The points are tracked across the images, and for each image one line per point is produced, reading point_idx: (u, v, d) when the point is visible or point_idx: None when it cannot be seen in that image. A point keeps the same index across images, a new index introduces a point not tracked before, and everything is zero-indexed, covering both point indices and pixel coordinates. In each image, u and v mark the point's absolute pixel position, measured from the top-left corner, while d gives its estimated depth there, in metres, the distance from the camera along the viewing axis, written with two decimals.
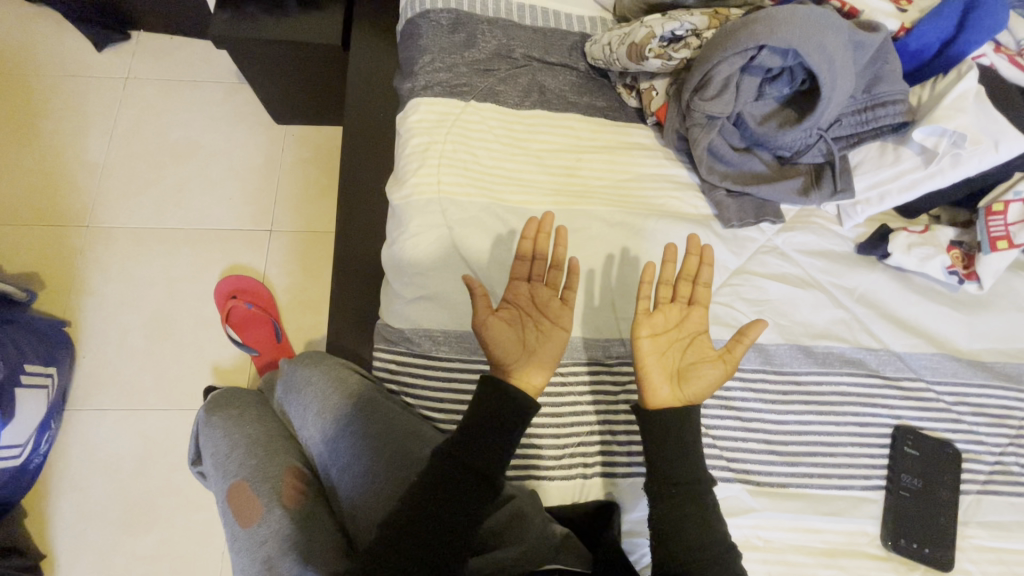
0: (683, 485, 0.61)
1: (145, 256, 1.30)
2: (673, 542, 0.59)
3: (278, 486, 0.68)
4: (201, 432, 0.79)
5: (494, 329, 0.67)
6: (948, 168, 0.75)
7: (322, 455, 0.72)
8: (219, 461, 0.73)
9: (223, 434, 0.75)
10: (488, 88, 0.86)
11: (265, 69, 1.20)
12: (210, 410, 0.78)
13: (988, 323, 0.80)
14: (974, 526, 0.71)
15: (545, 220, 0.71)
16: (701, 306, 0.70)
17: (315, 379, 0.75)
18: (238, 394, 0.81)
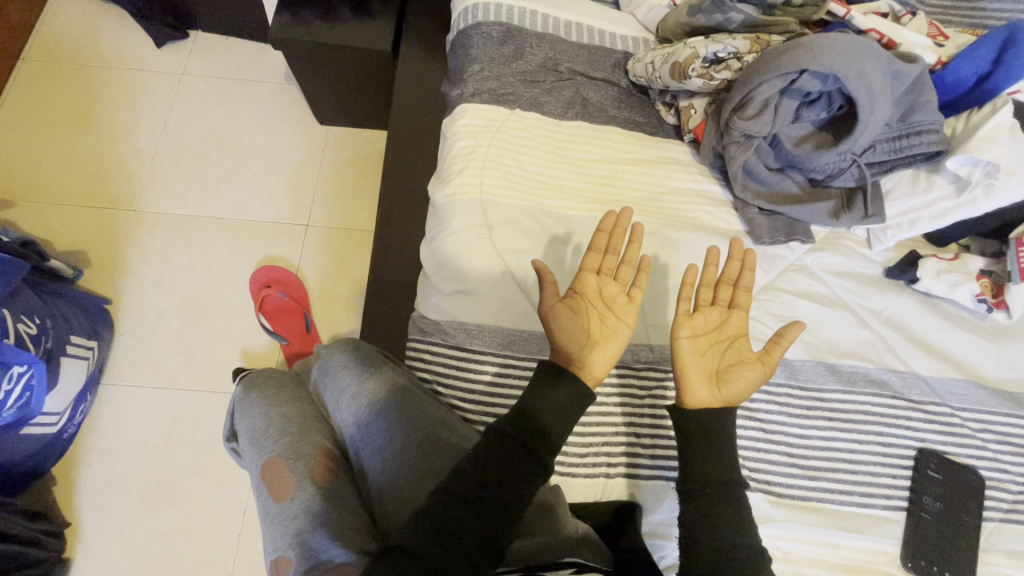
0: (712, 484, 0.62)
1: (186, 242, 1.36)
2: (706, 540, 0.60)
3: (311, 464, 0.70)
4: (237, 409, 0.81)
5: (560, 317, 0.70)
6: (980, 198, 0.76)
7: (355, 437, 0.73)
8: (254, 437, 0.75)
9: (259, 411, 0.77)
10: (534, 98, 0.90)
11: (316, 71, 1.26)
12: (247, 388, 0.81)
13: (1015, 354, 0.80)
14: (995, 553, 0.71)
15: (623, 215, 0.73)
16: (742, 310, 0.72)
17: (353, 362, 0.77)
18: (274, 374, 0.84)
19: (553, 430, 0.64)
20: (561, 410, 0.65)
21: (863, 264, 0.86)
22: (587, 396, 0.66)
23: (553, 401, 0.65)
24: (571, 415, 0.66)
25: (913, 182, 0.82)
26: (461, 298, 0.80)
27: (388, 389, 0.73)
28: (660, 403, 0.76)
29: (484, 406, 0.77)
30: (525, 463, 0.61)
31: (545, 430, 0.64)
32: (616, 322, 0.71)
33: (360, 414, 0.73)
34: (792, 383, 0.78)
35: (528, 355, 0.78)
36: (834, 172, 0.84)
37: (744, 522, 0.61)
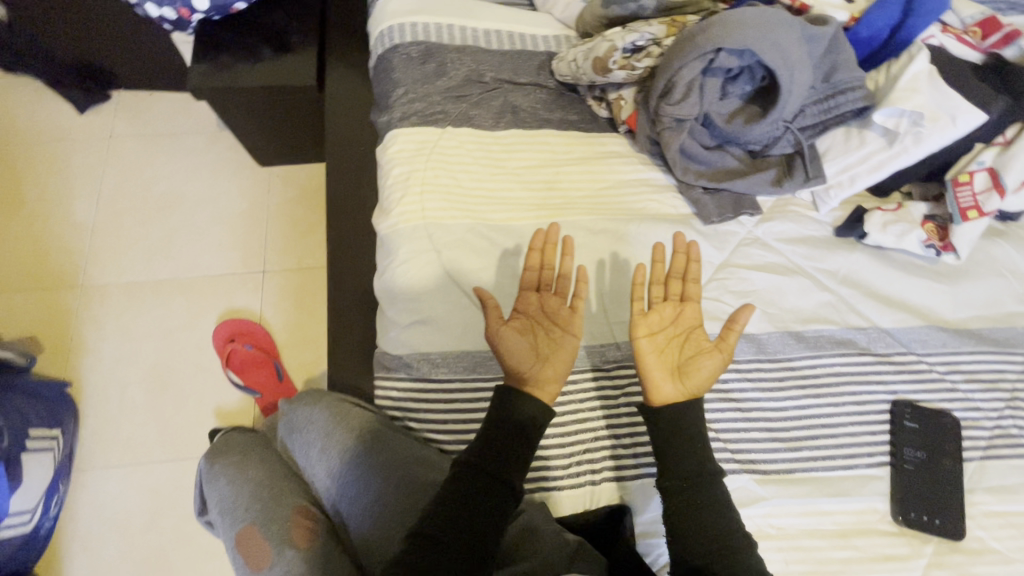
0: (687, 479, 0.62)
1: (141, 309, 1.31)
2: (692, 539, 0.60)
3: (288, 526, 0.68)
4: (204, 483, 0.79)
5: (506, 339, 0.70)
6: (911, 147, 0.77)
7: (329, 490, 0.72)
8: (225, 509, 0.73)
9: (226, 483, 0.75)
10: (463, 114, 0.89)
11: (244, 114, 1.22)
12: (212, 460, 0.79)
13: (970, 292, 0.82)
14: (980, 493, 0.72)
15: (551, 231, 0.74)
16: (694, 301, 0.72)
17: (316, 414, 0.76)
18: (238, 440, 0.82)
19: (520, 450, 0.64)
20: (526, 428, 0.65)
21: (813, 228, 0.86)
22: (546, 410, 0.67)
23: (515, 421, 0.65)
24: (534, 431, 0.65)
25: (846, 140, 0.83)
26: (419, 328, 0.78)
27: (354, 435, 0.72)
28: (635, 400, 0.76)
29: (460, 432, 0.76)
30: (495, 488, 0.61)
31: (512, 451, 0.63)
32: (563, 337, 0.72)
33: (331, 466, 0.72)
34: (761, 357, 0.78)
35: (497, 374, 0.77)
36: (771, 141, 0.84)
37: (723, 512, 0.61)
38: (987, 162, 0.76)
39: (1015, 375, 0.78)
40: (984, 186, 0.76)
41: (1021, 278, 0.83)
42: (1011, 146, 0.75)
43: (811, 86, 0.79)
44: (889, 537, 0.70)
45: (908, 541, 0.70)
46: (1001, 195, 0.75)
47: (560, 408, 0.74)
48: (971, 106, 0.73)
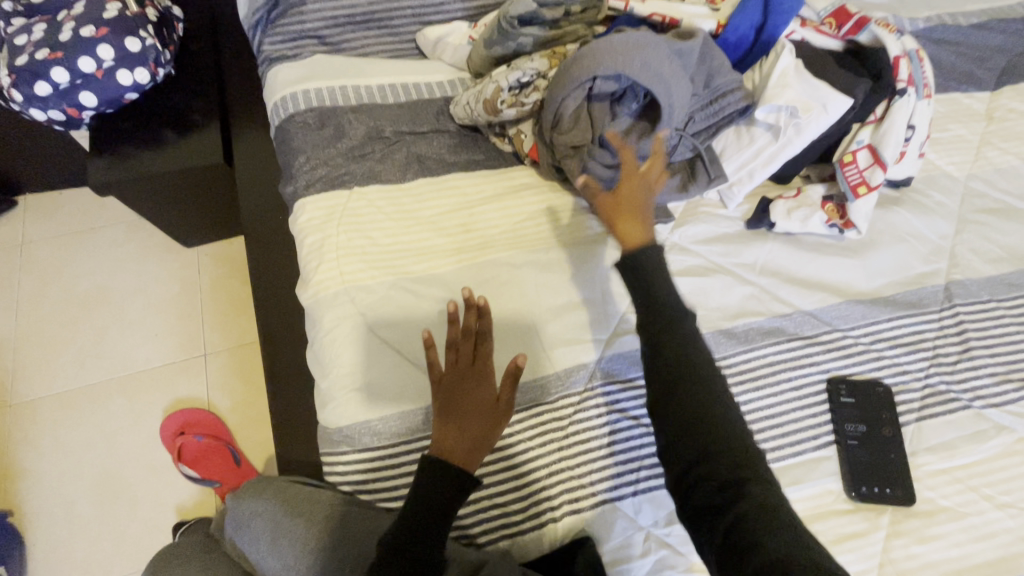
0: (709, 422, 0.56)
1: (77, 417, 1.24)
2: (706, 467, 0.55)
3: None
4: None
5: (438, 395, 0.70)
6: (795, 137, 0.81)
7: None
8: None
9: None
10: (368, 171, 0.89)
11: (157, 200, 1.19)
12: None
13: (877, 261, 0.86)
14: (923, 454, 0.74)
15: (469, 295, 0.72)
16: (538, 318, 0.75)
17: (262, 506, 0.74)
18: (182, 550, 0.78)
19: (443, 519, 0.62)
20: (447, 495, 0.62)
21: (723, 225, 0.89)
22: (470, 482, 0.64)
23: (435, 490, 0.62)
24: (458, 499, 0.63)
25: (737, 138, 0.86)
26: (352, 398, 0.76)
27: (303, 521, 0.70)
28: (584, 425, 0.75)
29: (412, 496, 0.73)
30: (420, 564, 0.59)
31: (433, 526, 0.61)
32: (482, 395, 0.69)
33: (280, 556, 0.69)
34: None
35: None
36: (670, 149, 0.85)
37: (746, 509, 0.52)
38: (865, 140, 0.81)
39: (932, 333, 0.82)
40: (867, 163, 0.81)
41: (920, 239, 0.88)
42: (882, 124, 0.80)
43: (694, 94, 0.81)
44: (848, 516, 0.71)
45: (866, 516, 0.71)
46: (883, 169, 0.80)
47: (509, 451, 0.74)
48: (837, 93, 0.78)
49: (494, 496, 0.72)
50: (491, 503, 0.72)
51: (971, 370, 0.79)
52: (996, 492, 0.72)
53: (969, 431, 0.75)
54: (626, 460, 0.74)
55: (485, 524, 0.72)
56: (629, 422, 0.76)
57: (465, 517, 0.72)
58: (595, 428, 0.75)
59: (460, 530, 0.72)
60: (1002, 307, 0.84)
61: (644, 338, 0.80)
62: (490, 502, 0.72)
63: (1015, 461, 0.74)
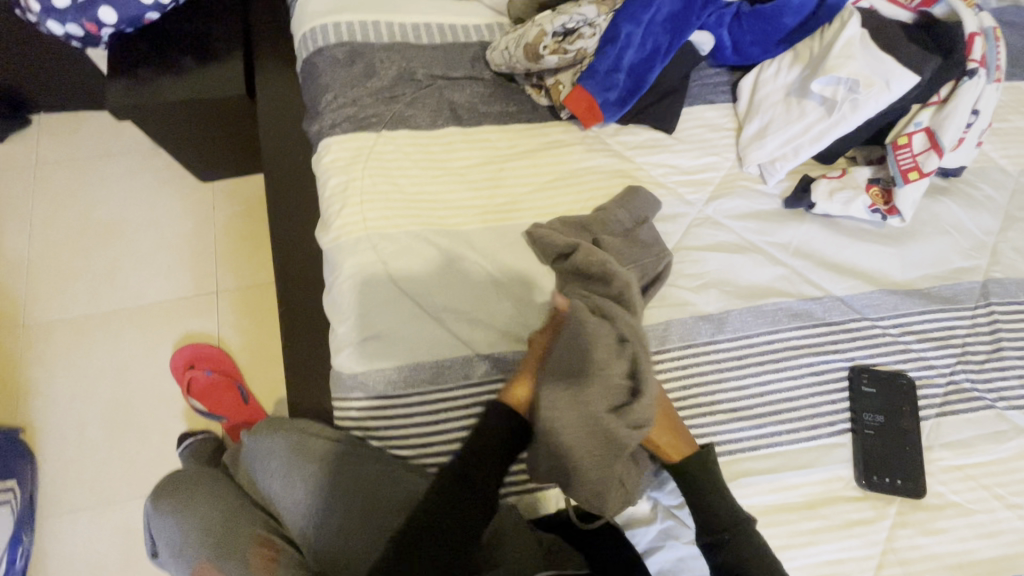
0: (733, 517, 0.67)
1: (89, 344, 1.25)
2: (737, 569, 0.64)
3: (248, 558, 0.67)
4: (152, 524, 0.75)
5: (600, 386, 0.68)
6: (850, 114, 0.77)
7: (292, 522, 0.71)
8: (178, 548, 0.71)
9: (176, 524, 0.73)
10: (398, 115, 0.85)
11: (174, 129, 1.15)
12: (161, 500, 0.76)
13: (916, 252, 0.83)
14: (938, 449, 0.74)
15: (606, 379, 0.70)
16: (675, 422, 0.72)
17: (274, 446, 0.74)
18: (188, 475, 0.79)
19: (504, 467, 0.67)
20: (516, 444, 0.68)
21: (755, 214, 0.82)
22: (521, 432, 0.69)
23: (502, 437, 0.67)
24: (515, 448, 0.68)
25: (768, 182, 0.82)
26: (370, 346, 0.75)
27: (316, 466, 0.71)
28: None
29: (421, 448, 0.74)
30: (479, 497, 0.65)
31: (495, 463, 0.66)
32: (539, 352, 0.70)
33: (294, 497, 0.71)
34: (722, 339, 0.77)
35: (456, 386, 0.75)
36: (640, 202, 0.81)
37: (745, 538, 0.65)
38: (923, 123, 0.77)
39: (964, 330, 0.80)
40: (922, 147, 0.77)
41: (964, 233, 0.85)
42: (945, 106, 0.76)
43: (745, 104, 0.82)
44: (856, 504, 0.71)
45: (874, 505, 0.71)
46: (939, 155, 0.76)
47: None
48: (902, 69, 0.74)
49: None
50: None
51: (997, 370, 0.78)
52: (1007, 493, 0.72)
53: (989, 431, 0.75)
54: None
55: None
56: None
57: None
58: None
59: None
60: None
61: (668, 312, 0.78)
62: None
63: None
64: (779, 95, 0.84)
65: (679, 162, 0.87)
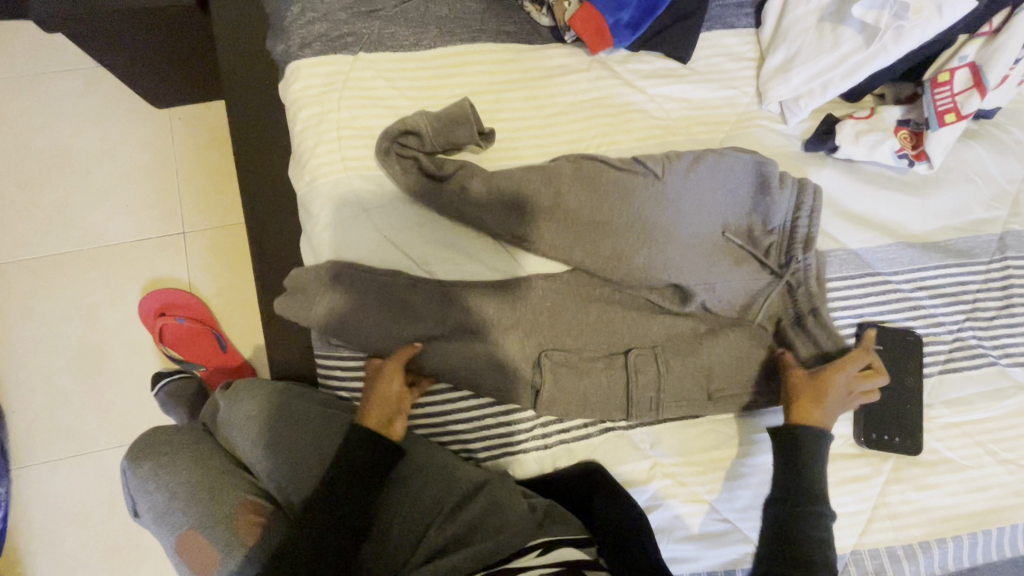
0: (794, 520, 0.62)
1: (48, 289, 1.16)
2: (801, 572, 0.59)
3: (237, 531, 0.62)
4: (129, 485, 0.69)
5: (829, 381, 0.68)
6: (891, 44, 0.69)
7: (281, 489, 0.67)
8: (158, 514, 0.65)
9: (156, 488, 0.66)
10: (377, 34, 0.74)
11: (114, 47, 0.99)
12: (137, 461, 0.68)
13: (938, 202, 0.78)
14: (939, 406, 0.73)
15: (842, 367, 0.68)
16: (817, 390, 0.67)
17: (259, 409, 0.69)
18: (166, 432, 0.71)
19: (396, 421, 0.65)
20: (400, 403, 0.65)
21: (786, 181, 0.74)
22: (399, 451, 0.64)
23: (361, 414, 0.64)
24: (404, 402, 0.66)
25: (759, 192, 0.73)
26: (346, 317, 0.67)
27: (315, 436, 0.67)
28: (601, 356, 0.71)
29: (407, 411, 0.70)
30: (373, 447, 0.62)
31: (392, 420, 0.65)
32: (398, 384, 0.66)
33: (280, 461, 0.67)
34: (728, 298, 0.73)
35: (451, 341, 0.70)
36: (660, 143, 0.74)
37: (822, 482, 0.64)
38: (968, 57, 0.70)
39: (977, 285, 0.77)
40: (964, 86, 0.70)
41: (989, 181, 0.80)
42: (996, 37, 0.68)
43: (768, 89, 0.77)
44: (854, 460, 0.71)
45: (870, 461, 0.71)
46: (982, 95, 0.69)
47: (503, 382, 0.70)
48: None
49: (495, 415, 0.70)
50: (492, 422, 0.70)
51: (1005, 326, 0.76)
52: (1001, 449, 0.72)
53: (990, 388, 0.74)
54: (643, 400, 0.70)
55: (486, 440, 0.70)
56: (651, 363, 0.71)
57: (469, 431, 0.70)
58: (615, 366, 0.70)
59: (459, 441, 0.70)
60: None
61: (681, 262, 0.71)
62: (496, 421, 0.70)
63: None
64: (811, 19, 0.75)
65: (693, 96, 0.79)
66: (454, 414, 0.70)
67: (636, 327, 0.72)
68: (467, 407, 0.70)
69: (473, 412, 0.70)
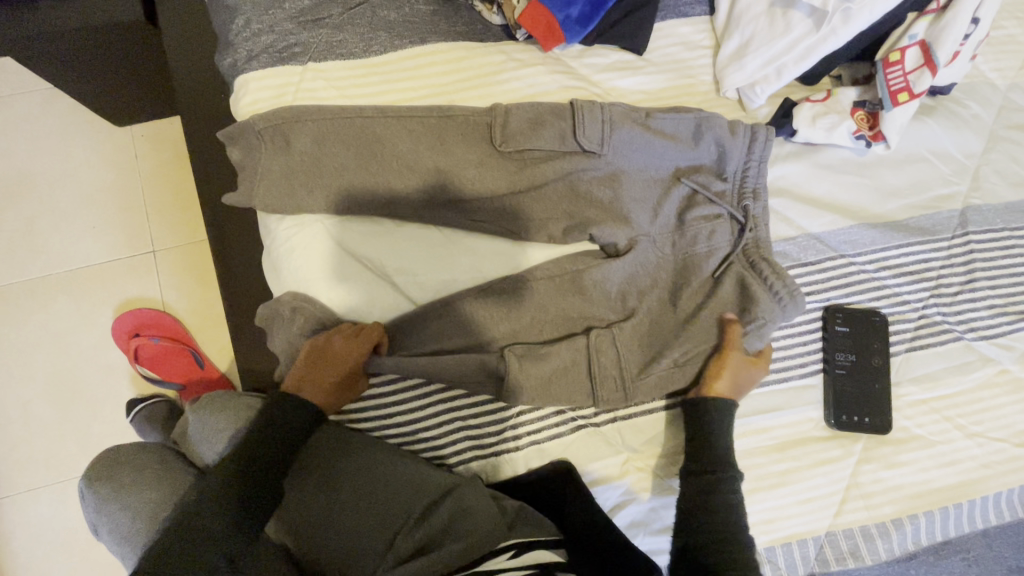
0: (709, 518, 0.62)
1: (18, 317, 1.14)
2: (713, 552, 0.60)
3: None
4: (89, 507, 0.65)
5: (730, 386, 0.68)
6: (840, 27, 0.70)
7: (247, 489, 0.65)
8: (122, 537, 0.62)
9: (120, 505, 0.63)
10: (325, 42, 0.73)
11: (67, 70, 0.97)
12: (99, 481, 0.65)
13: (896, 181, 0.79)
14: (906, 384, 0.73)
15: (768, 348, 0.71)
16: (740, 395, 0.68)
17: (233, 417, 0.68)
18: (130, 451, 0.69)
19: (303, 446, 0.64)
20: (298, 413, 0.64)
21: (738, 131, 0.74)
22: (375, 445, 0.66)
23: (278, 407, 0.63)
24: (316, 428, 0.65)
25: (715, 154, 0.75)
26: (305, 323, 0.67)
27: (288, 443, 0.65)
28: None
29: (379, 419, 0.70)
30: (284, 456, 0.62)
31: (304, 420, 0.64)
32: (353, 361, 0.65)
33: None
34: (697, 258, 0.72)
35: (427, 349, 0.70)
36: (612, 109, 0.71)
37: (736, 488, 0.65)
38: (918, 35, 0.70)
39: (940, 261, 0.77)
40: (915, 64, 0.70)
41: (946, 157, 0.80)
42: (943, 15, 0.68)
43: (729, 75, 0.76)
44: (824, 443, 0.71)
45: (842, 443, 0.72)
46: (932, 72, 0.69)
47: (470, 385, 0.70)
48: None
49: (467, 422, 0.70)
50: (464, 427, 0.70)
51: (968, 302, 0.76)
52: (969, 422, 0.73)
53: (956, 363, 0.74)
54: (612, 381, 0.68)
55: (458, 447, 0.70)
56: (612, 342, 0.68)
57: (439, 440, 0.70)
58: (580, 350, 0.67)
59: (432, 451, 0.70)
60: (1015, 236, 0.79)
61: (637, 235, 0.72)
62: (467, 425, 0.70)
63: (994, 393, 0.74)
64: (761, 5, 0.74)
65: (649, 87, 0.78)
66: (424, 422, 0.70)
67: (589, 307, 0.70)
68: (436, 415, 0.70)
69: (443, 417, 0.70)
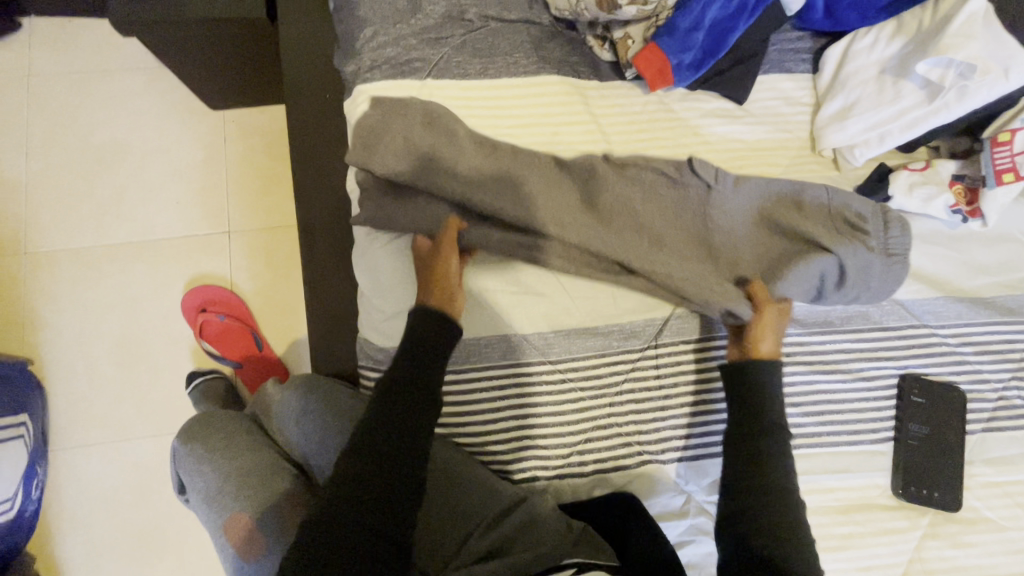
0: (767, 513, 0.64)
1: (96, 277, 1.19)
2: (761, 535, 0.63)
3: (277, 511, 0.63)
4: (180, 463, 0.70)
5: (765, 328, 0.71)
6: (953, 102, 0.71)
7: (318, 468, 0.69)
8: (209, 497, 0.67)
9: (209, 470, 0.68)
10: (444, 61, 0.77)
11: (186, 56, 1.03)
12: (193, 442, 0.70)
13: (985, 258, 0.78)
14: (979, 464, 0.72)
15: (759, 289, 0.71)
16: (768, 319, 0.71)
17: (310, 399, 0.70)
18: (220, 417, 0.73)
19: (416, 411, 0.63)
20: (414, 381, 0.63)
21: (866, 212, 0.72)
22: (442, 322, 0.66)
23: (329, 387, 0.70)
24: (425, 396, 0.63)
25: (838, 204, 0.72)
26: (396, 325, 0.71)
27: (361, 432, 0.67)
28: (641, 386, 0.73)
29: (451, 426, 0.71)
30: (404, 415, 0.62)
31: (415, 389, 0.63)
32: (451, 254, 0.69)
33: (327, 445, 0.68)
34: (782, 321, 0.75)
35: (506, 365, 0.72)
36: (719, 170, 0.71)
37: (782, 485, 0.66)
38: None
39: None
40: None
41: None
42: None
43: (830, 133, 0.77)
44: (889, 512, 0.71)
45: (906, 514, 0.71)
46: None
47: (545, 406, 0.71)
48: None
49: (535, 441, 0.71)
50: (532, 446, 0.71)
51: None
52: None
53: None
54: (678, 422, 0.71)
55: (522, 464, 0.71)
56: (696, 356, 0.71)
57: (507, 455, 0.71)
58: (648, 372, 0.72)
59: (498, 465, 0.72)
60: None
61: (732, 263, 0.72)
62: (534, 445, 0.71)
63: None
64: (871, 72, 0.76)
65: (748, 136, 0.80)
66: (494, 436, 0.71)
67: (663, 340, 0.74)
68: (506, 430, 0.71)
69: (514, 433, 0.71)
